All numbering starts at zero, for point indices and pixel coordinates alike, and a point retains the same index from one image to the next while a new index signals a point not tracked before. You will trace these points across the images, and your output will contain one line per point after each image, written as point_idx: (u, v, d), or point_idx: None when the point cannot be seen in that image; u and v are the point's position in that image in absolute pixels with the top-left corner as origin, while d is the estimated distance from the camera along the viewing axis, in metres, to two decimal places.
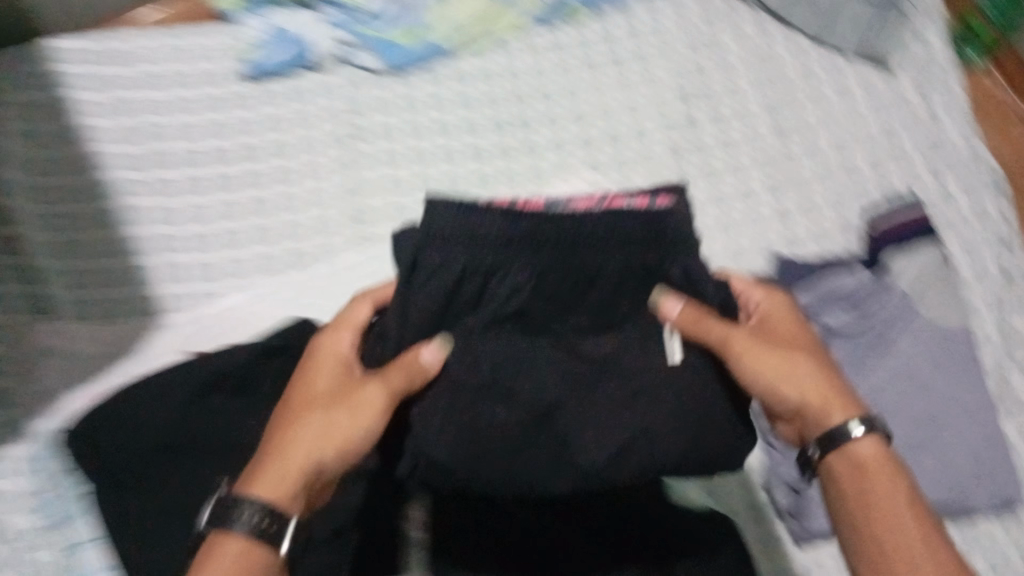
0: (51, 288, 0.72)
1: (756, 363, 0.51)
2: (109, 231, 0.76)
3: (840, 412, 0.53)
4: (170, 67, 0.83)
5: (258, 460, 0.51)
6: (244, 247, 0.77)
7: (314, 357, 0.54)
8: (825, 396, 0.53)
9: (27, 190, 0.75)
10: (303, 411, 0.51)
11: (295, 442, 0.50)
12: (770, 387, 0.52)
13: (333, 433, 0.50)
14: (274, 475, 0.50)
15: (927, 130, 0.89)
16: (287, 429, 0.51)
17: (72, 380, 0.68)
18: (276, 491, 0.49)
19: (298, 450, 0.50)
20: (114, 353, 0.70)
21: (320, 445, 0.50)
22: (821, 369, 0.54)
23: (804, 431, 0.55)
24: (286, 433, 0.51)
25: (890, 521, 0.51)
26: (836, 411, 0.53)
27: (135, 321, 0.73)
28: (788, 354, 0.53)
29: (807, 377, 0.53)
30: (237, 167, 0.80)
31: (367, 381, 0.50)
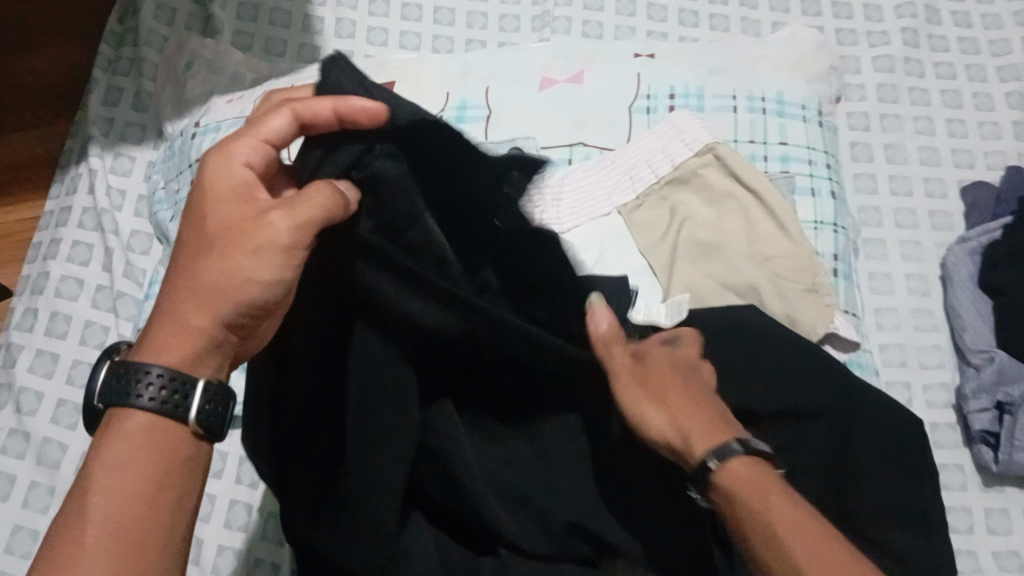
0: (87, 103, 0.82)
1: (631, 396, 0.49)
2: (76, 139, 0.83)
3: (726, 433, 0.47)
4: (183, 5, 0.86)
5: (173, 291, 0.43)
6: (145, 104, 0.83)
7: (178, 284, 0.43)
8: (695, 420, 0.48)
9: (123, 36, 0.86)
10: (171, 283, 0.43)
11: (165, 308, 0.42)
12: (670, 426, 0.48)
13: (194, 351, 0.42)
14: (164, 340, 0.42)
15: (944, 35, 0.91)
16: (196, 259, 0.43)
17: (114, 163, 0.80)
18: (168, 356, 0.41)
19: (182, 320, 0.42)
20: (134, 134, 0.81)
21: (198, 328, 0.42)
22: (682, 389, 0.49)
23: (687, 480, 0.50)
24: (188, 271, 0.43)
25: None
26: (716, 431, 0.47)
27: (132, 239, 0.77)
28: (664, 387, 0.49)
29: (673, 403, 0.49)
30: (255, 49, 0.86)
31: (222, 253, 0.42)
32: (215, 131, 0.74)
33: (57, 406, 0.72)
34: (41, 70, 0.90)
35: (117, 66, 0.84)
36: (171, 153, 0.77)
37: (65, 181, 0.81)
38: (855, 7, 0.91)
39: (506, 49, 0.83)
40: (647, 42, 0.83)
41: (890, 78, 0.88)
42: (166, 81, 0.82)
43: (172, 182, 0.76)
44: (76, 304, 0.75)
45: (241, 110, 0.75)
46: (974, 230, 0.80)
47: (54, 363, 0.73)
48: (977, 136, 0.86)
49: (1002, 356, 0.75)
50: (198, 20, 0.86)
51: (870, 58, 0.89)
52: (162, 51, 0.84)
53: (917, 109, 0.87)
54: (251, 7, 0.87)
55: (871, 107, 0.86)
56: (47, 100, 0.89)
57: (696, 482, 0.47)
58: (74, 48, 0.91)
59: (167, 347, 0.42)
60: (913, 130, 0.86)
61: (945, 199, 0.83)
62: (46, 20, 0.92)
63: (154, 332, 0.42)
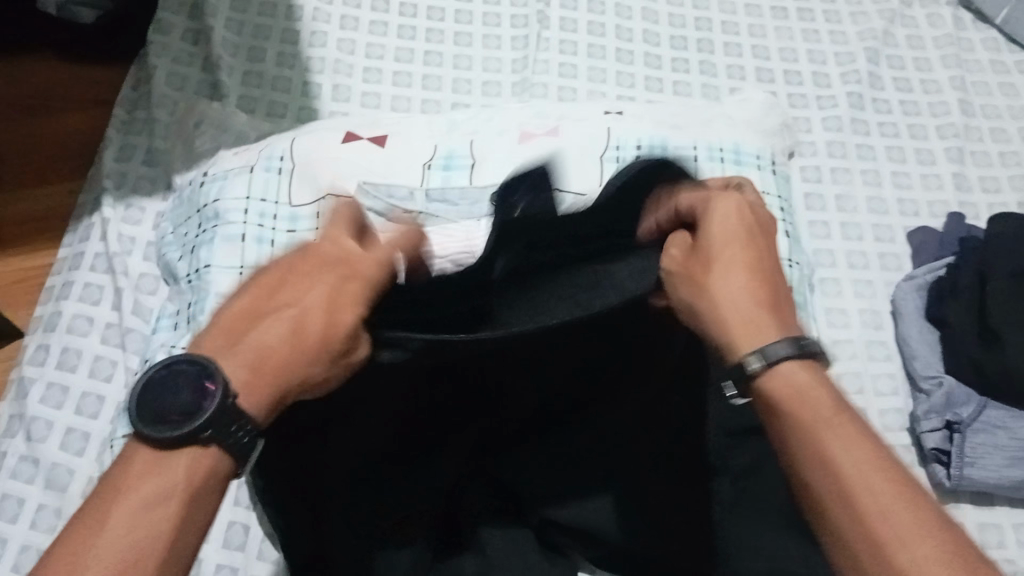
0: (102, 160, 0.89)
1: (691, 277, 0.52)
2: (91, 192, 0.89)
3: (776, 334, 0.50)
4: (193, 74, 0.95)
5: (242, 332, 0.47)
6: (155, 160, 0.90)
7: (251, 324, 0.47)
8: (756, 308, 0.51)
9: (136, 102, 0.94)
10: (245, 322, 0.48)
11: (245, 339, 0.47)
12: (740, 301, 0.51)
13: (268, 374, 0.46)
14: (243, 370, 0.46)
15: (887, 99, 1.00)
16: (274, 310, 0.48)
17: (125, 213, 0.86)
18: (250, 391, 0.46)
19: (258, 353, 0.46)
20: (144, 187, 0.88)
21: (278, 358, 0.47)
22: (746, 270, 0.52)
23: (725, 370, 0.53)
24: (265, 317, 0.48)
25: (857, 495, 0.46)
26: (767, 334, 0.50)
27: (140, 281, 0.83)
28: (732, 272, 0.52)
29: (736, 270, 0.52)
30: (257, 111, 0.93)
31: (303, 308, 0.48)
32: (222, 178, 0.81)
33: (65, 433, 0.75)
34: (55, 143, 0.99)
35: (131, 128, 0.92)
36: (180, 201, 0.84)
37: (78, 231, 0.87)
38: (804, 76, 1.00)
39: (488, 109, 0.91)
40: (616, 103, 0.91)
41: (836, 136, 0.96)
42: (175, 139, 0.89)
43: (181, 226, 0.82)
44: (86, 340, 0.80)
45: (245, 159, 0.82)
46: (921, 269, 0.87)
47: (64, 395, 0.77)
48: (920, 187, 0.94)
49: (951, 381, 0.81)
50: (206, 87, 0.94)
51: (820, 119, 0.97)
52: (172, 113, 0.91)
53: (864, 163, 0.95)
54: (254, 75, 0.95)
55: (821, 162, 0.95)
56: (58, 168, 0.98)
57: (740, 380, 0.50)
58: (86, 124, 1.01)
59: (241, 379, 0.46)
60: (861, 182, 0.94)
61: (893, 243, 0.91)
62: (64, 98, 1.01)
63: (232, 365, 0.46)
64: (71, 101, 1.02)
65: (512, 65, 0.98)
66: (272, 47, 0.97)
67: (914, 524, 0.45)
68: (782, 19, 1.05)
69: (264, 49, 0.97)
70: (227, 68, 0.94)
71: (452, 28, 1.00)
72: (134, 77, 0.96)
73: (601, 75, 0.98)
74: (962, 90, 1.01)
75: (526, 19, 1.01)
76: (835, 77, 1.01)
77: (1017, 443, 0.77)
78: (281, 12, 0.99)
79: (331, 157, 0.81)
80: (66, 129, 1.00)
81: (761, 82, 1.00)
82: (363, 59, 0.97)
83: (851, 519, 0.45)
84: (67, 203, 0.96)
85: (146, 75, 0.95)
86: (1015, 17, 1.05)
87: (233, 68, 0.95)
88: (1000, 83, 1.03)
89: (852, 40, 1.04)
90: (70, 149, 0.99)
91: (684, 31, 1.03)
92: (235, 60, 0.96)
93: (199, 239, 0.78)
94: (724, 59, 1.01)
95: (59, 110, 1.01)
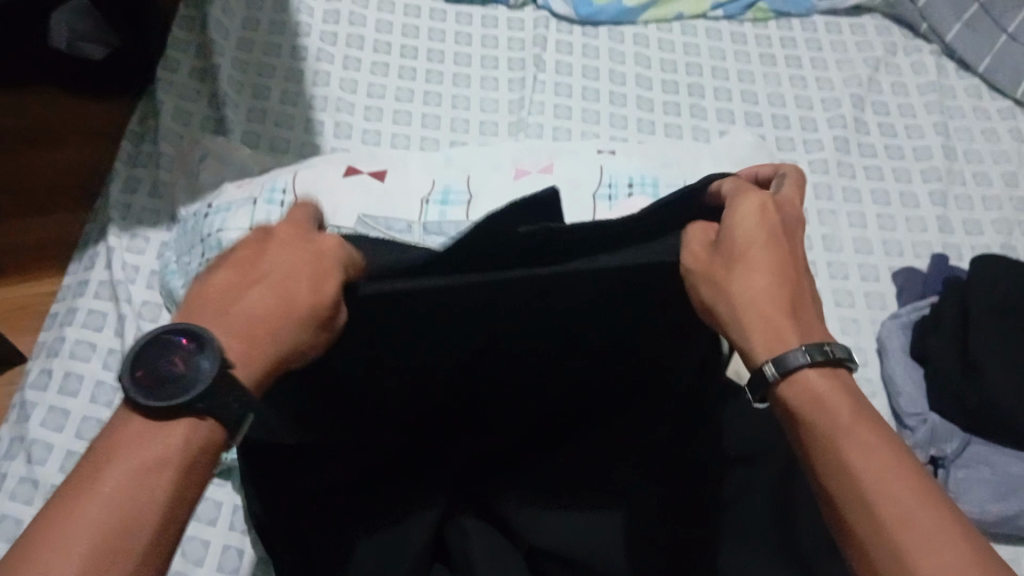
0: (109, 190, 0.92)
1: (712, 278, 0.51)
2: (97, 223, 0.91)
3: (797, 340, 0.50)
4: (199, 110, 0.98)
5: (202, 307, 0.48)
6: (160, 191, 0.92)
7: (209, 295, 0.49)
8: (771, 308, 0.51)
9: (142, 135, 0.97)
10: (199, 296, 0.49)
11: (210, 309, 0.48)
12: (752, 297, 0.51)
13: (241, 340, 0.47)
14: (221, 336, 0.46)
15: (872, 144, 1.03)
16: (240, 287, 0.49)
17: (129, 242, 0.88)
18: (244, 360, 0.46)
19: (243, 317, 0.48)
20: (149, 217, 0.90)
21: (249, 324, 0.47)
22: (768, 273, 0.52)
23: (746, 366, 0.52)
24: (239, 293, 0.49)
25: (876, 505, 0.44)
26: (790, 340, 0.50)
27: (142, 308, 0.84)
28: (755, 274, 0.52)
29: (753, 268, 0.52)
30: (261, 146, 0.96)
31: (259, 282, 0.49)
32: (226, 209, 0.83)
33: (64, 456, 0.76)
34: (59, 175, 1.01)
35: (137, 160, 0.95)
36: (183, 232, 0.86)
37: (83, 260, 0.89)
38: (791, 120, 1.04)
39: (484, 147, 0.94)
40: (609, 144, 0.94)
41: (823, 179, 0.99)
42: (180, 171, 0.92)
43: (183, 256, 0.84)
44: (88, 365, 0.81)
45: (248, 192, 0.84)
46: (904, 307, 0.90)
47: (64, 419, 0.78)
48: (904, 229, 0.97)
49: (935, 416, 0.83)
50: (211, 122, 0.97)
51: (807, 162, 1.00)
52: (178, 147, 0.94)
53: (850, 205, 0.98)
54: (259, 112, 0.98)
55: (808, 203, 0.97)
56: (60, 199, 0.99)
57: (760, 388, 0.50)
58: (90, 159, 1.03)
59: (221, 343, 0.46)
60: (847, 224, 0.97)
61: (878, 282, 0.93)
62: (72, 132, 1.04)
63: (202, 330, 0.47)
64: (78, 136, 1.04)
65: (509, 106, 1.01)
66: (277, 85, 1.00)
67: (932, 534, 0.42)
68: (772, 66, 1.09)
69: (268, 87, 1.00)
70: (232, 103, 0.97)
71: (452, 69, 1.04)
72: (142, 112, 0.99)
73: (594, 116, 1.01)
74: (945, 136, 1.04)
75: (523, 61, 1.05)
76: (821, 122, 1.04)
77: (1001, 478, 0.78)
78: (286, 52, 1.02)
79: (331, 190, 0.83)
80: (70, 162, 1.02)
81: (750, 126, 1.03)
82: (364, 97, 1.00)
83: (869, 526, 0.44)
84: (69, 233, 0.97)
85: (152, 111, 0.98)
86: (996, 67, 1.09)
87: (238, 105, 0.98)
88: (982, 129, 1.06)
89: (839, 88, 1.07)
90: (73, 180, 1.01)
91: (675, 76, 1.06)
92: (240, 97, 0.99)
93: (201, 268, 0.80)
94: (714, 103, 1.04)
95: (63, 145, 1.03)
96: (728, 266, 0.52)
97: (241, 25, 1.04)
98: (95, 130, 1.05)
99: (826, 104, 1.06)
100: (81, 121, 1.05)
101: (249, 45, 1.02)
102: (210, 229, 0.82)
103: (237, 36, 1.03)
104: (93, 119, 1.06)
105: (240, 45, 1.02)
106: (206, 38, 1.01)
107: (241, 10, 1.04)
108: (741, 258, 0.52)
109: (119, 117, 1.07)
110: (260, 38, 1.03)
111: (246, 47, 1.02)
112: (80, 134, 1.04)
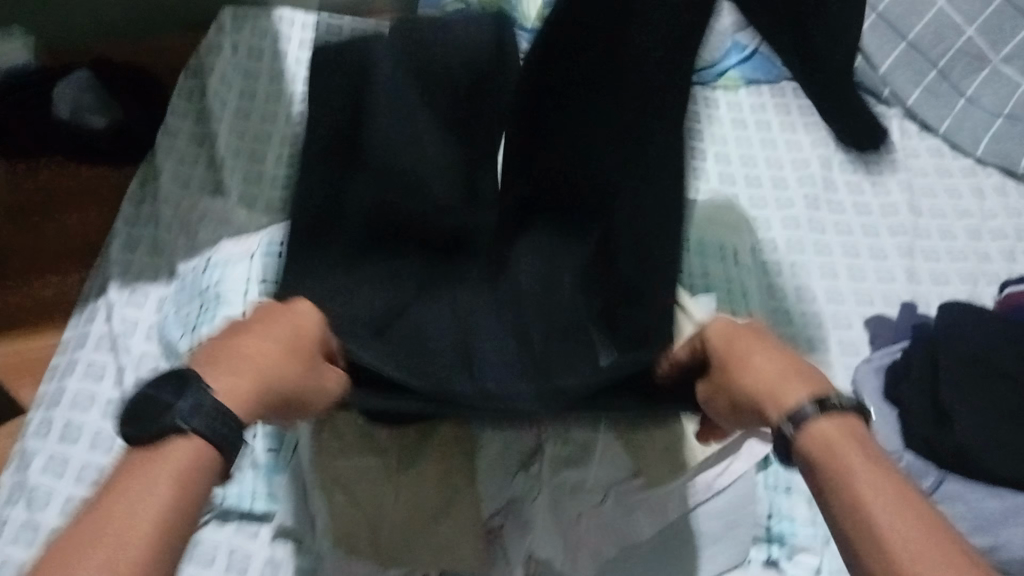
0: (111, 247, 0.95)
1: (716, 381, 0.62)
2: (97, 279, 0.95)
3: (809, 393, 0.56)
4: (199, 172, 1.02)
5: (238, 354, 0.55)
6: (157, 248, 0.96)
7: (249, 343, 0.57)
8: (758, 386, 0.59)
9: (141, 196, 1.01)
10: (253, 345, 0.56)
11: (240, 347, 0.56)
12: (750, 382, 0.59)
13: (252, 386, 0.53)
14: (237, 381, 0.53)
15: (840, 199, 1.09)
16: (256, 342, 0.57)
17: (128, 295, 0.91)
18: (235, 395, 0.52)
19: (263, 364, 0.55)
20: (149, 272, 0.94)
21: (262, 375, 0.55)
22: (756, 359, 0.60)
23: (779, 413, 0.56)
24: (250, 343, 0.56)
25: (874, 527, 0.47)
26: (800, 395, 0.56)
27: (140, 360, 0.87)
28: (746, 367, 0.60)
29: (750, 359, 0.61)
30: (258, 206, 1.00)
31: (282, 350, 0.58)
32: (225, 263, 0.87)
33: (63, 501, 0.78)
34: (59, 235, 1.05)
35: (137, 219, 0.99)
36: (181, 286, 0.89)
37: (83, 314, 0.92)
38: (764, 179, 1.09)
39: None
40: None
41: (794, 234, 1.04)
42: (179, 230, 0.96)
43: (182, 309, 0.87)
44: (88, 414, 0.83)
45: (242, 248, 0.88)
46: (876, 352, 0.94)
47: (64, 465, 0.80)
48: (875, 279, 1.02)
49: (909, 454, 0.86)
50: (209, 184, 1.01)
51: (780, 218, 1.06)
52: (176, 208, 0.98)
53: (821, 258, 1.03)
54: (256, 173, 1.03)
55: (782, 255, 1.02)
56: (58, 257, 1.03)
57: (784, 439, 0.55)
58: (89, 219, 1.07)
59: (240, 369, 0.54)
60: (819, 276, 1.01)
61: (850, 329, 0.97)
62: (72, 195, 1.08)
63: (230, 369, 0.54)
64: (77, 198, 1.08)
65: None
66: (273, 149, 1.05)
67: (917, 555, 0.45)
68: (743, 128, 1.14)
69: (264, 151, 1.04)
70: (231, 167, 1.02)
71: None
72: (142, 174, 1.03)
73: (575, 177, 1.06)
74: (909, 194, 1.10)
75: None
76: (791, 180, 1.10)
77: (974, 512, 0.81)
78: (281, 118, 1.07)
79: None
80: (70, 222, 1.06)
81: (724, 184, 1.08)
82: None
83: (871, 555, 0.46)
84: (67, 290, 1.01)
85: (152, 175, 1.02)
86: (957, 128, 1.14)
87: (235, 168, 1.02)
88: (944, 185, 1.12)
89: (809, 147, 1.13)
90: (72, 240, 1.05)
91: None
92: (237, 161, 1.03)
93: (202, 319, 0.84)
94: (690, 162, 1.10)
95: (63, 207, 1.07)
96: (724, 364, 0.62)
97: (240, 93, 1.09)
98: (95, 191, 1.09)
99: (797, 163, 1.11)
100: (79, 184, 1.09)
101: (245, 112, 1.07)
102: (209, 284, 0.86)
103: (236, 103, 1.08)
104: (91, 181, 1.10)
105: (239, 112, 1.07)
106: (207, 106, 1.07)
107: (239, 80, 1.10)
108: (734, 360, 0.61)
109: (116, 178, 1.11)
110: (258, 107, 1.08)
111: (243, 114, 1.07)
112: (78, 196, 1.08)
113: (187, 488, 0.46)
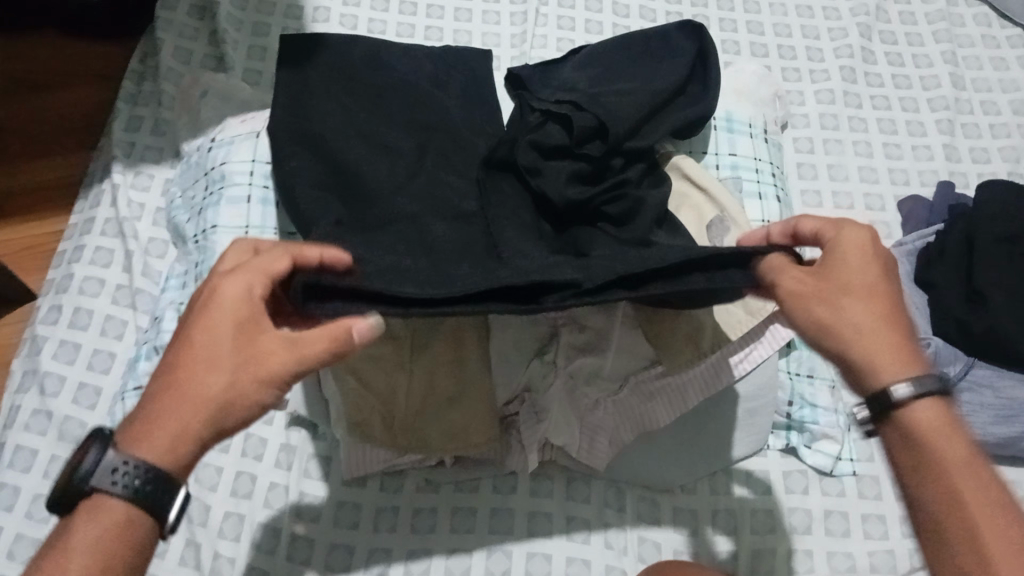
0: (113, 128, 0.92)
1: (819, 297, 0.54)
2: (101, 161, 0.92)
3: (907, 369, 0.52)
4: (202, 46, 0.97)
5: (167, 374, 0.50)
6: (163, 130, 0.93)
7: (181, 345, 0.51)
8: (875, 329, 0.53)
9: (142, 73, 0.97)
10: (184, 347, 0.51)
11: (178, 366, 0.50)
12: (863, 324, 0.53)
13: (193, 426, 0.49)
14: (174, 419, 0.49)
15: (878, 72, 1.02)
16: (182, 358, 0.50)
17: (132, 178, 0.89)
18: (169, 443, 0.48)
19: (200, 383, 0.49)
20: (154, 155, 0.91)
21: (212, 380, 0.49)
22: (882, 299, 0.54)
23: (871, 382, 0.52)
24: (183, 361, 0.50)
25: (979, 532, 0.48)
26: (906, 367, 0.52)
27: (149, 245, 0.85)
28: (867, 302, 0.53)
29: (870, 298, 0.54)
30: (264, 83, 0.96)
31: (216, 358, 0.50)
32: (229, 143, 0.83)
33: (77, 388, 0.78)
34: (60, 115, 1.02)
35: (138, 98, 0.95)
36: (186, 166, 0.86)
37: (89, 199, 0.90)
38: (797, 49, 1.03)
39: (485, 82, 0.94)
40: None
41: (828, 110, 0.99)
42: (182, 110, 0.92)
43: (189, 191, 0.85)
44: (97, 300, 0.82)
45: (248, 125, 0.84)
46: (910, 234, 0.89)
47: (75, 352, 0.79)
48: (912, 158, 0.96)
49: (939, 340, 0.83)
50: (212, 60, 0.97)
51: (813, 92, 1.00)
52: (179, 85, 0.94)
53: (856, 135, 0.98)
54: (261, 48, 0.98)
55: (814, 133, 0.97)
56: (62, 138, 1.00)
57: (874, 409, 0.52)
58: (90, 96, 1.03)
59: (174, 409, 0.49)
60: (852, 154, 0.96)
61: (883, 211, 0.93)
62: (71, 71, 1.04)
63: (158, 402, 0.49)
64: (76, 73, 1.04)
65: (511, 40, 1.00)
66: (277, 21, 0.99)
67: None
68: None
69: (267, 23, 0.99)
70: (233, 40, 0.97)
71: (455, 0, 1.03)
72: (142, 50, 0.98)
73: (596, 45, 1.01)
74: (953, 64, 1.03)
75: None
76: (826, 50, 1.03)
77: (1003, 400, 0.79)
78: None
79: None
80: (71, 100, 1.03)
81: (756, 54, 1.02)
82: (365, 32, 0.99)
83: (965, 546, 0.48)
84: (73, 172, 0.98)
85: (152, 50, 0.98)
86: None
87: (238, 42, 0.97)
88: (989, 57, 1.05)
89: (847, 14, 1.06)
90: (75, 119, 1.01)
91: (680, 7, 1.05)
92: (239, 34, 0.98)
93: (207, 202, 0.81)
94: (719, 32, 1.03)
95: (62, 83, 1.03)
96: (834, 285, 0.54)
97: None
98: (94, 67, 1.05)
99: (833, 32, 1.05)
100: (77, 59, 1.05)
101: None
102: (213, 165, 0.83)
103: None
104: (90, 56, 1.05)
105: None
106: None
107: None
108: (851, 284, 0.54)
109: (116, 53, 1.06)
110: None
111: None
112: (77, 71, 1.04)
113: (108, 556, 0.47)
